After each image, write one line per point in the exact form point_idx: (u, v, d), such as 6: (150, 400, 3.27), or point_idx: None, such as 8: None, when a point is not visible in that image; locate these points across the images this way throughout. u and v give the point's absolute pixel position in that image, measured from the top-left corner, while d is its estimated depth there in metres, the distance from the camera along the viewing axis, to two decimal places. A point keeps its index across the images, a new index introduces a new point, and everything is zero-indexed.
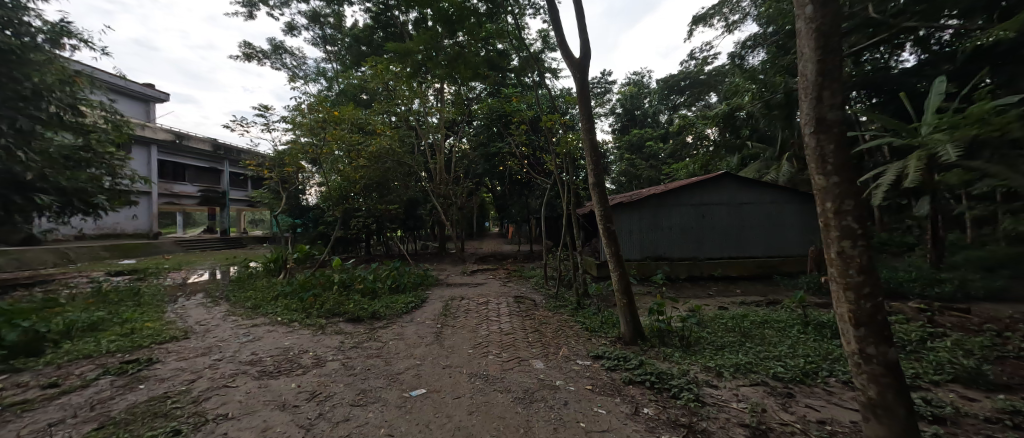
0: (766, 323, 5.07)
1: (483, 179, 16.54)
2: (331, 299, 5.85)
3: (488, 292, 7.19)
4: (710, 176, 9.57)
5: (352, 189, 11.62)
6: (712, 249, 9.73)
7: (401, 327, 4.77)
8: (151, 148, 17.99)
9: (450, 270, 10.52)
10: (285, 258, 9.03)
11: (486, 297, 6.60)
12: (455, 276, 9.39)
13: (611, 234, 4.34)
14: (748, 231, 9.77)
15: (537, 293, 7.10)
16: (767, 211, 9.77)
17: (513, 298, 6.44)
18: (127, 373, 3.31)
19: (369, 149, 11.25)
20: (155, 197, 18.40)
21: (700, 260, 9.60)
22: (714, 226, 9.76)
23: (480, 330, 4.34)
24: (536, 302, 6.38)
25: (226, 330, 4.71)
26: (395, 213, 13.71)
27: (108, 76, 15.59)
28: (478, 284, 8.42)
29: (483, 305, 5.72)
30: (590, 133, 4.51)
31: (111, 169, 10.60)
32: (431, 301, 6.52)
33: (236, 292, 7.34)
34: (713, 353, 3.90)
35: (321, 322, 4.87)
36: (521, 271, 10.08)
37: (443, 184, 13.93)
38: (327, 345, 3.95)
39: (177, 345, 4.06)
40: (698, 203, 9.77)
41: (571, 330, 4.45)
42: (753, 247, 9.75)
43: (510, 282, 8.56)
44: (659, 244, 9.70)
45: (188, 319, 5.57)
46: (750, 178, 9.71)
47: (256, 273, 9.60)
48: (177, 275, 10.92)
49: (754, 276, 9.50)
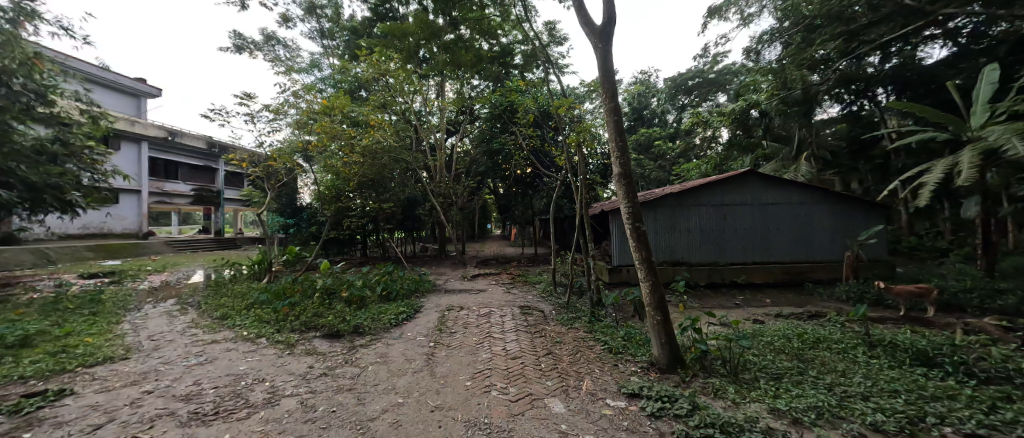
0: (820, 343, 4.30)
1: (485, 179, 15.80)
2: (309, 309, 5.07)
3: (491, 301, 6.39)
4: (732, 174, 8.79)
5: (346, 187, 11.34)
6: (736, 253, 8.93)
7: (386, 345, 4.00)
8: (141, 145, 17.36)
9: (450, 274, 9.75)
10: (270, 260, 8.28)
11: (488, 307, 5.83)
12: (455, 282, 8.60)
13: (641, 236, 3.58)
14: (775, 234, 8.96)
15: (544, 303, 6.32)
16: (795, 213, 8.96)
17: (519, 308, 5.67)
18: (17, 414, 2.48)
19: (363, 144, 10.53)
20: (145, 196, 17.71)
21: (722, 265, 8.81)
22: (738, 228, 8.96)
23: (480, 352, 3.57)
24: (544, 313, 5.60)
25: (179, 348, 3.94)
26: (392, 213, 12.96)
27: (97, 69, 15.00)
28: (480, 291, 7.64)
29: (485, 317, 4.94)
30: (615, 115, 3.76)
31: (87, 163, 9.89)
32: (426, 311, 5.75)
33: (210, 298, 6.58)
34: (773, 385, 3.12)
35: (292, 339, 4.10)
36: (526, 276, 9.28)
37: (443, 183, 13.20)
38: (290, 372, 3.18)
39: (108, 370, 3.30)
40: (719, 203, 8.98)
41: (591, 352, 3.69)
42: (779, 252, 8.94)
43: (515, 289, 7.78)
44: (676, 248, 8.92)
45: (143, 331, 4.81)
46: (777, 176, 8.92)
47: (238, 277, 8.83)
48: (157, 278, 10.17)
49: (781, 284, 8.72)
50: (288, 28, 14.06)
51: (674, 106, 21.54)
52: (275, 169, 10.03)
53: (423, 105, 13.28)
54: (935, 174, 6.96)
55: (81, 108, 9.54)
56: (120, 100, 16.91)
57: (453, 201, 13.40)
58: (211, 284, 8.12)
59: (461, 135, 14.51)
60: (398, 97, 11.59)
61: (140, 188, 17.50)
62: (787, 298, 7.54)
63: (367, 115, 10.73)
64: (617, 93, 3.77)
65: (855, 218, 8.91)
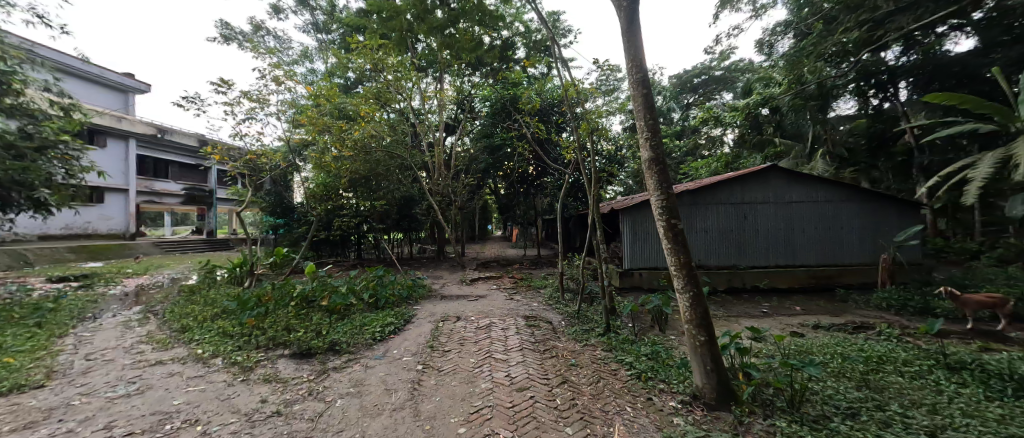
0: (886, 364, 3.59)
1: (486, 178, 15.10)
2: (280, 321, 4.39)
3: (491, 310, 5.70)
4: (754, 170, 8.10)
5: (339, 184, 10.96)
6: (757, 256, 8.23)
7: (364, 368, 3.31)
8: (129, 142, 16.72)
9: (448, 278, 9.05)
10: (251, 263, 7.61)
11: (489, 317, 5.14)
12: (453, 287, 7.90)
13: (678, 237, 2.88)
14: (799, 235, 8.26)
15: (551, 311, 5.64)
16: (821, 212, 8.26)
17: (524, 318, 4.98)
18: None
19: (355, 137, 9.86)
20: (132, 195, 17.08)
21: (742, 269, 8.11)
22: (760, 229, 8.25)
23: (479, 381, 2.86)
24: (553, 324, 4.92)
25: (114, 372, 3.26)
26: (387, 213, 12.29)
27: (81, 62, 14.36)
28: (480, 297, 6.95)
29: (485, 330, 4.25)
30: (642, 89, 3.06)
31: (58, 158, 9.21)
32: (418, 321, 5.06)
33: (178, 306, 5.88)
34: (855, 429, 2.43)
35: (252, 360, 3.41)
36: (530, 280, 8.59)
37: (442, 181, 12.52)
38: (233, 410, 2.48)
39: (6, 405, 2.61)
40: (739, 201, 8.29)
41: (616, 380, 3.00)
42: (805, 254, 8.24)
43: (518, 295, 7.08)
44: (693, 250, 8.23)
45: (85, 347, 4.11)
46: (802, 172, 8.22)
47: (217, 281, 8.12)
48: (134, 281, 9.49)
49: (807, 289, 8.01)
50: (279, 19, 13.42)
51: (680, 105, 20.86)
52: (260, 165, 9.35)
53: (420, 100, 12.60)
54: (985, 168, 6.24)
55: (51, 99, 8.86)
56: (103, 92, 16.07)
57: (452, 200, 12.69)
58: (186, 288, 7.43)
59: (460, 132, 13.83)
60: (394, 90, 10.93)
61: (128, 187, 16.86)
62: (818, 305, 6.84)
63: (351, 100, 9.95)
64: (643, 62, 3.09)
65: (887, 218, 8.22)
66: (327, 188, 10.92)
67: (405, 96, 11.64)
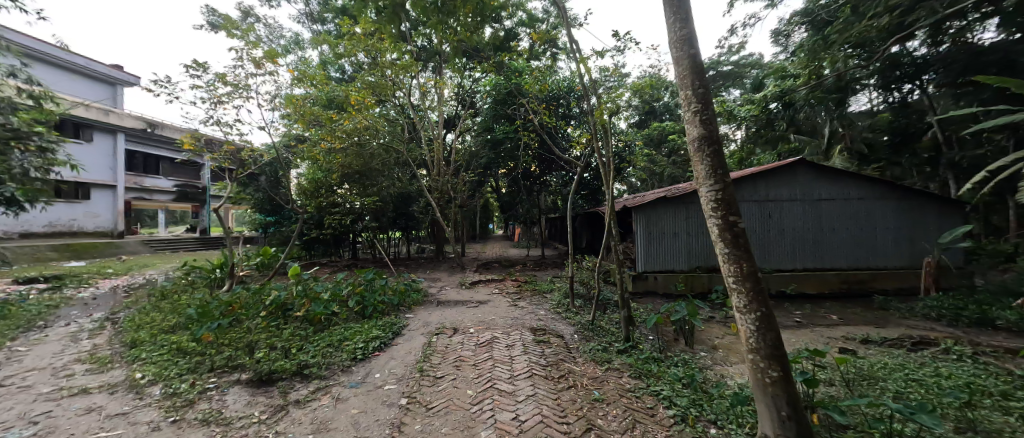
0: (981, 398, 2.91)
1: (487, 175, 14.40)
2: (245, 336, 3.73)
3: (493, 320, 5.04)
4: (780, 164, 7.41)
5: (330, 180, 10.51)
6: (783, 258, 7.55)
7: (333, 402, 2.64)
8: (117, 136, 16.10)
9: (446, 281, 8.36)
10: (230, 264, 6.97)
11: (491, 328, 4.47)
12: (452, 292, 7.24)
13: (739, 241, 2.18)
14: (829, 236, 7.58)
15: (561, 322, 4.98)
16: (852, 211, 7.58)
17: (531, 331, 4.31)
18: None
19: (346, 128, 9.16)
20: (120, 192, 16.47)
21: (767, 273, 7.44)
22: (786, 229, 7.58)
23: (477, 429, 2.19)
24: (565, 338, 4.25)
25: (21, 405, 2.61)
26: (383, 210, 11.61)
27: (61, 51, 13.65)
28: (480, 303, 6.29)
29: (486, 348, 3.58)
30: (687, 48, 2.37)
31: (28, 150, 8.56)
32: (409, 334, 4.41)
33: (141, 313, 5.23)
34: None
35: (197, 390, 2.75)
36: (535, 284, 7.91)
37: (441, 177, 11.80)
38: None
39: None
40: (763, 199, 7.60)
41: (656, 428, 2.33)
42: (835, 257, 7.55)
43: (522, 301, 6.41)
44: (711, 251, 7.57)
45: (11, 367, 3.45)
46: (832, 167, 7.53)
47: (196, 283, 7.46)
48: (111, 283, 8.86)
49: (838, 295, 7.34)
50: (270, 6, 12.78)
51: None
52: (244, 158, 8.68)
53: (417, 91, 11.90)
54: None
55: (18, 86, 8.23)
56: (74, 79, 14.84)
57: (452, 197, 12.01)
58: (159, 291, 6.78)
59: (460, 126, 13.13)
60: (389, 79, 10.21)
61: (115, 183, 16.24)
62: (855, 314, 6.17)
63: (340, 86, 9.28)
64: (687, 15, 2.41)
65: (924, 219, 7.56)
66: (319, 184, 10.58)
67: (401, 87, 10.98)
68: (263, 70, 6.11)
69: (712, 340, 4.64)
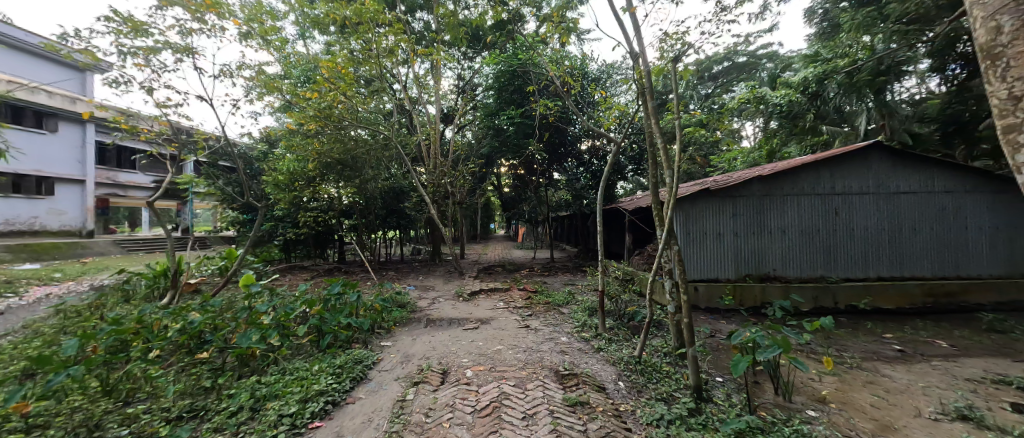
0: None
1: (489, 171, 13.04)
2: (109, 402, 2.37)
3: (497, 353, 3.65)
4: (852, 148, 6.01)
5: (307, 170, 9.02)
6: (852, 264, 6.19)
7: None
8: (87, 126, 14.78)
9: (440, 291, 6.97)
10: (169, 271, 5.62)
11: (496, 372, 3.10)
12: (446, 306, 5.83)
13: None
14: (910, 238, 6.22)
15: (593, 356, 3.59)
16: (937, 207, 6.21)
17: (558, 378, 2.95)
18: None
19: (327, 111, 7.99)
20: (90, 188, 15.16)
21: (834, 283, 6.05)
22: (857, 228, 6.19)
23: None
24: (607, 387, 2.89)
25: None
26: (372, 209, 10.26)
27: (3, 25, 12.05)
28: (480, 322, 4.90)
29: (492, 423, 2.20)
30: None
31: None
32: (379, 380, 3.04)
33: (18, 340, 3.82)
34: None
35: None
36: (548, 294, 6.52)
37: (437, 170, 10.39)
38: None
39: None
40: (828, 191, 6.20)
41: None
42: (915, 263, 6.20)
43: (534, 320, 5.03)
44: (765, 256, 6.19)
45: None
46: (911, 152, 6.16)
47: (131, 295, 6.03)
48: (44, 290, 7.50)
49: (925, 311, 5.93)
50: None
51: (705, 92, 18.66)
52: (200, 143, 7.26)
53: (413, 80, 10.57)
54: None
55: None
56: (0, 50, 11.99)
57: (448, 193, 10.61)
58: (78, 305, 5.40)
59: (460, 116, 11.77)
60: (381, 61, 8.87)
61: (85, 177, 14.95)
62: (965, 339, 4.77)
63: (314, 60, 7.86)
64: None
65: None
66: (294, 176, 9.03)
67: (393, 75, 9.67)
68: (205, 24, 4.78)
69: (809, 387, 3.25)
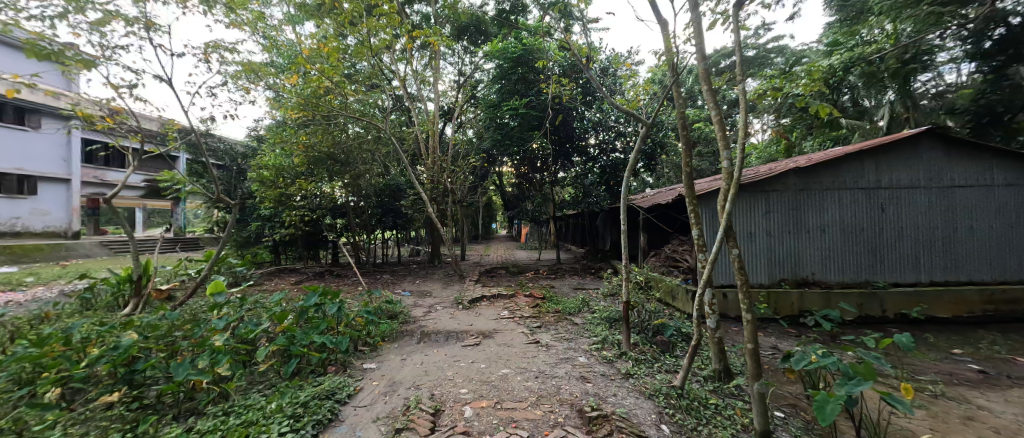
0: None
1: (492, 169, 12.39)
2: None
3: (503, 380, 2.98)
4: (902, 136, 5.31)
5: (295, 167, 8.38)
6: (900, 268, 5.50)
7: None
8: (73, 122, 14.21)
9: (438, 298, 6.31)
10: (133, 276, 4.98)
11: (503, 412, 2.43)
12: (443, 316, 5.15)
13: None
14: (966, 237, 5.53)
15: (622, 385, 2.91)
16: (996, 203, 5.51)
17: (583, 421, 2.29)
18: None
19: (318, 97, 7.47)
20: (76, 187, 14.52)
21: (881, 288, 5.36)
22: (907, 227, 5.50)
23: None
24: (646, 433, 2.24)
25: None
26: (366, 208, 9.62)
27: None
28: (482, 336, 4.23)
29: None
30: None
31: None
32: (353, 422, 2.38)
33: None
34: None
35: None
36: (558, 302, 5.86)
37: (435, 166, 9.72)
38: None
39: None
40: (874, 186, 5.50)
41: None
42: (971, 267, 5.50)
43: (545, 333, 4.37)
44: (803, 259, 5.49)
45: None
46: (967, 141, 5.45)
47: (92, 304, 5.39)
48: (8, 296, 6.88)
49: (987, 320, 5.23)
50: None
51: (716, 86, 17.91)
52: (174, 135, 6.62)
53: (411, 75, 9.97)
54: None
55: None
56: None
57: (448, 190, 9.96)
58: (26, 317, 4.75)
59: (460, 110, 11.09)
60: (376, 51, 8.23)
61: (70, 176, 14.33)
62: None
63: (300, 46, 7.23)
64: None
65: None
66: (282, 173, 8.38)
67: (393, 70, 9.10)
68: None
69: (897, 426, 2.59)
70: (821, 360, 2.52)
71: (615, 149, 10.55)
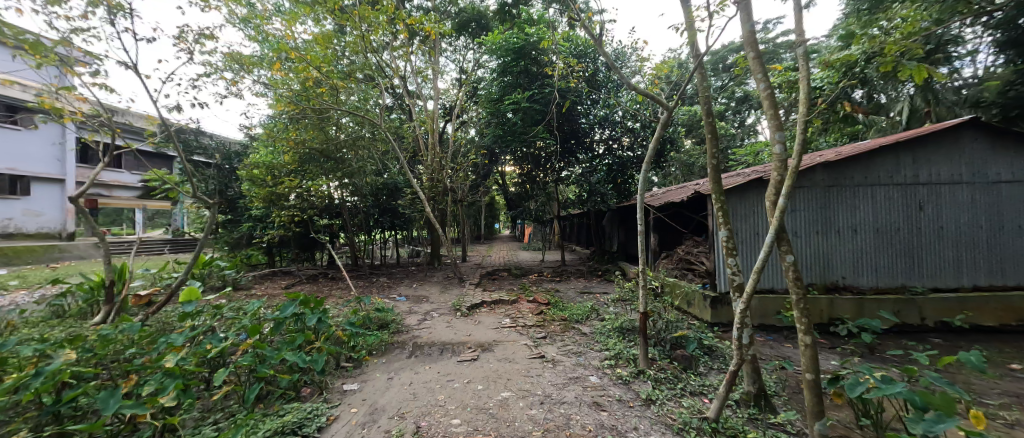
0: None
1: (493, 167, 11.94)
2: None
3: (503, 407, 2.55)
4: (944, 126, 4.81)
5: (285, 164, 7.92)
6: (939, 271, 5.02)
7: None
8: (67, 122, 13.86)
9: (435, 304, 5.87)
10: (114, 281, 4.54)
11: None
12: (438, 325, 4.72)
13: None
14: (1010, 238, 5.07)
15: (642, 415, 2.48)
16: None
17: None
18: None
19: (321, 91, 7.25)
20: (70, 187, 14.17)
21: (919, 294, 4.88)
22: (946, 226, 5.02)
23: None
24: None
25: None
26: (362, 208, 9.20)
27: None
28: (481, 350, 3.80)
29: None
30: None
31: None
32: None
33: None
34: None
35: None
36: (564, 308, 5.41)
37: (435, 165, 9.22)
38: None
39: None
40: (911, 181, 5.01)
41: None
42: (1017, 269, 5.03)
43: (550, 346, 3.91)
44: (833, 262, 5.02)
45: None
46: (1015, 131, 4.96)
47: (65, 312, 4.97)
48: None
49: None
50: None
51: None
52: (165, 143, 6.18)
53: (410, 71, 9.52)
54: None
55: None
56: None
57: (448, 189, 9.51)
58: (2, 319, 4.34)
59: (460, 105, 10.65)
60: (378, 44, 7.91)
61: (64, 177, 13.95)
62: None
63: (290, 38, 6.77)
64: None
65: None
66: (272, 171, 7.94)
67: (392, 66, 8.67)
68: None
69: None
70: (887, 389, 2.11)
71: (622, 145, 10.08)
